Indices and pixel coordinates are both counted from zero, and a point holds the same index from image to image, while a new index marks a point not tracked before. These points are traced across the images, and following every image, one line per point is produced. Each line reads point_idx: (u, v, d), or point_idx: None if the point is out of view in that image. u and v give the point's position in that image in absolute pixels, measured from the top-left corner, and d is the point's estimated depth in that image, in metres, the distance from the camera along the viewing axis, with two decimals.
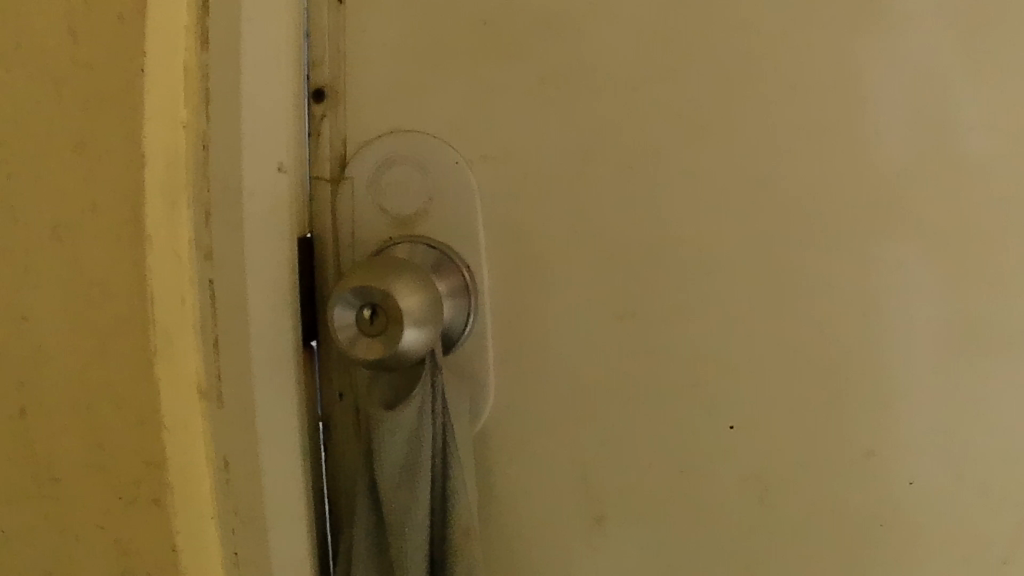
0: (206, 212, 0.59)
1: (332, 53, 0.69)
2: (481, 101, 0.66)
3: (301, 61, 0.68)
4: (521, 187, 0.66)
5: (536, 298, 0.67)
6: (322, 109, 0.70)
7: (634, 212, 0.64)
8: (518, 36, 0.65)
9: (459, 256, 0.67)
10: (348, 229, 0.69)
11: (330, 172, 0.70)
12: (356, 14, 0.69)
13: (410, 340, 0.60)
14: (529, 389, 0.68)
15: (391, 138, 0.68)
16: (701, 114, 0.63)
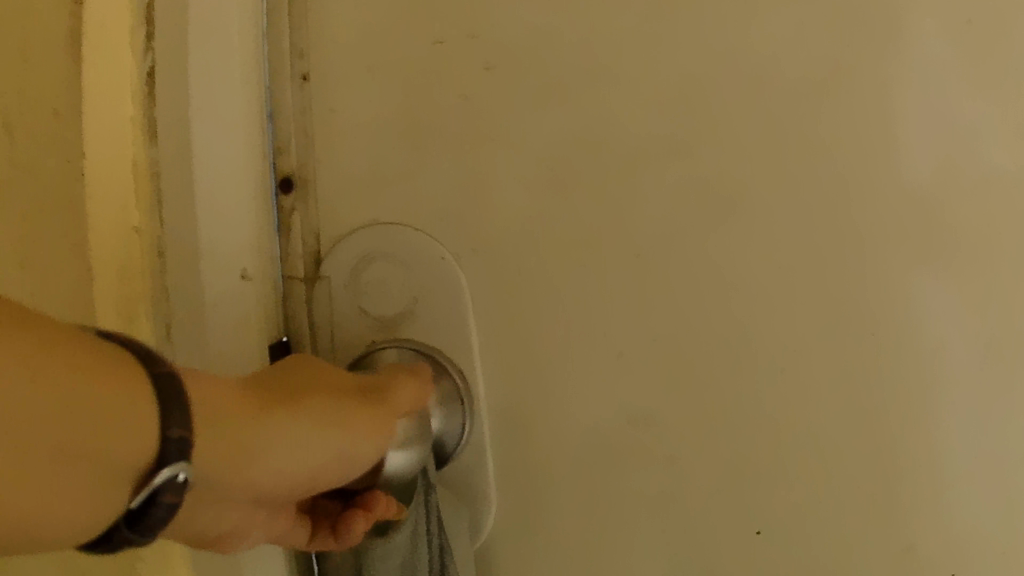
0: (167, 325, 0.51)
1: (299, 136, 0.61)
2: (467, 187, 0.60)
3: (265, 148, 0.60)
4: (517, 281, 0.60)
5: (541, 402, 0.60)
6: (290, 202, 0.62)
7: (647, 301, 0.58)
8: (510, 113, 0.59)
9: (452, 362, 0.61)
10: (325, 337, 0.62)
11: (304, 271, 0.62)
12: (323, 89, 0.61)
13: (398, 465, 0.52)
14: (539, 500, 0.61)
15: (369, 233, 0.61)
16: (716, 185, 0.56)
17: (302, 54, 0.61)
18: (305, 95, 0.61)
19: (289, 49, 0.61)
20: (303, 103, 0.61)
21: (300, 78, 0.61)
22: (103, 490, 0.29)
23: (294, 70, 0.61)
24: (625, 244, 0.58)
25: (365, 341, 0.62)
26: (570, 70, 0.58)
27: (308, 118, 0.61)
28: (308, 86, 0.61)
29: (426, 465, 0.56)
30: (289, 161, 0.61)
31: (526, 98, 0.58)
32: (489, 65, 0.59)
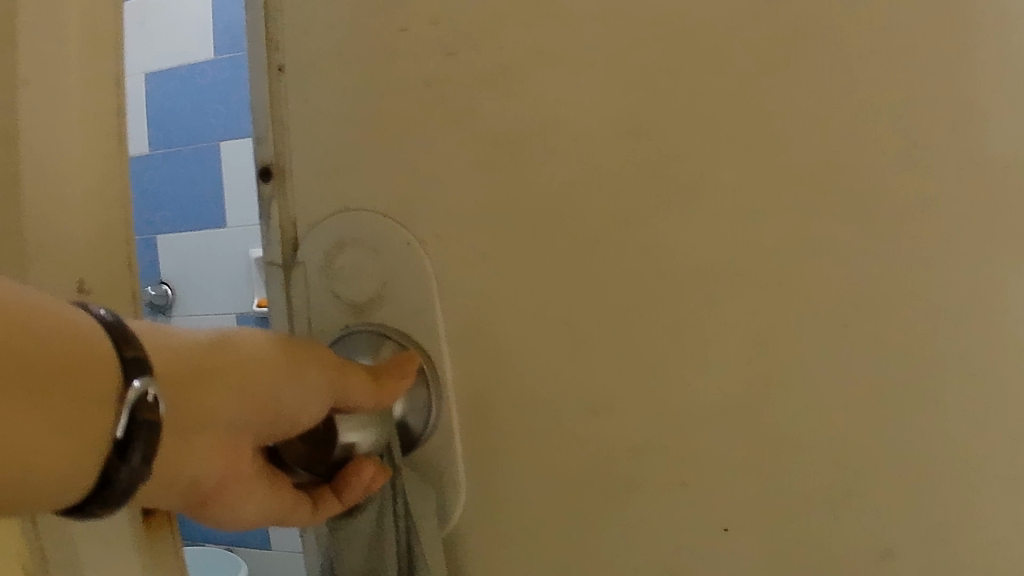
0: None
1: (269, 128, 0.69)
2: (436, 168, 0.64)
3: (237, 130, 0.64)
4: (485, 257, 0.63)
5: (501, 381, 0.64)
6: (270, 189, 0.70)
7: (602, 282, 0.60)
8: (470, 95, 0.62)
9: (414, 340, 0.66)
10: (300, 318, 0.70)
11: (282, 258, 0.70)
12: (292, 80, 0.68)
13: (355, 440, 0.61)
14: (506, 471, 0.65)
15: (337, 216, 0.67)
16: (670, 162, 0.57)
17: (275, 46, 0.68)
18: (276, 85, 0.68)
19: (263, 45, 0.68)
20: (274, 92, 0.68)
21: (275, 69, 0.68)
22: (99, 395, 0.40)
23: (269, 62, 0.68)
24: (541, 230, 0.61)
25: (338, 322, 0.69)
26: (522, 47, 0.60)
27: (285, 106, 0.68)
28: (281, 77, 0.68)
29: (389, 447, 0.64)
30: (266, 152, 0.69)
31: (474, 86, 0.62)
32: (450, 52, 0.62)
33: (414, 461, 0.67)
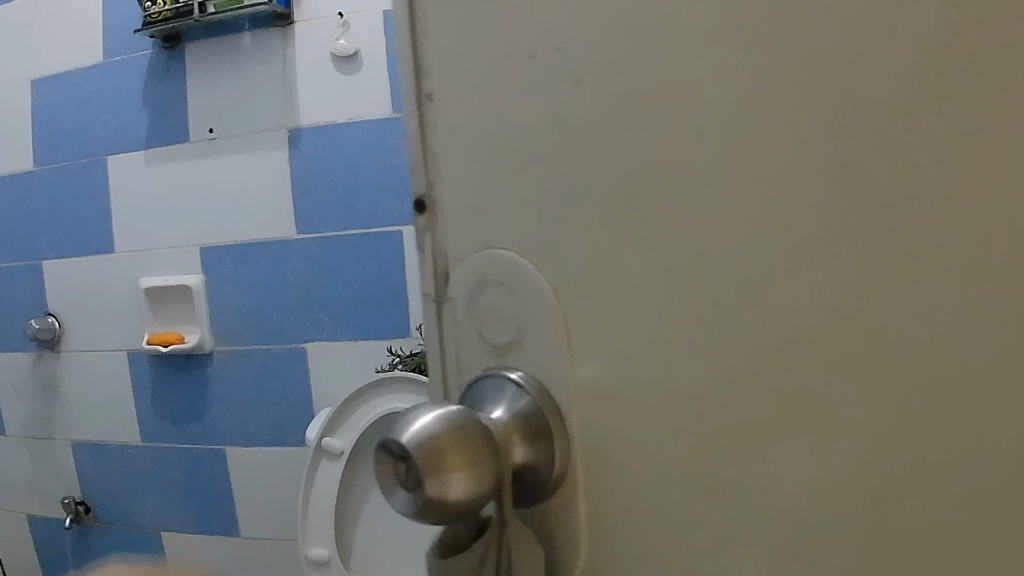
0: None
1: (421, 159, 0.69)
2: (560, 205, 0.59)
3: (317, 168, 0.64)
4: (606, 304, 0.58)
5: (616, 433, 0.59)
6: (424, 221, 0.71)
7: (727, 339, 0.52)
8: (590, 129, 0.57)
9: (546, 391, 0.63)
10: (453, 354, 0.72)
11: (435, 291, 0.72)
12: (435, 112, 0.67)
13: (456, 497, 0.51)
14: (619, 533, 0.60)
15: (477, 255, 0.67)
16: (805, 199, 0.48)
17: (422, 72, 0.67)
18: (427, 113, 0.68)
19: (412, 73, 0.68)
20: (425, 120, 0.68)
21: (425, 97, 0.68)
22: None
23: (421, 89, 0.68)
24: (653, 279, 0.55)
25: (482, 360, 0.69)
26: (641, 74, 0.54)
27: (434, 135, 0.68)
28: (429, 105, 0.68)
29: (501, 499, 0.56)
30: (419, 185, 0.70)
31: (593, 122, 0.56)
32: (573, 81, 0.57)
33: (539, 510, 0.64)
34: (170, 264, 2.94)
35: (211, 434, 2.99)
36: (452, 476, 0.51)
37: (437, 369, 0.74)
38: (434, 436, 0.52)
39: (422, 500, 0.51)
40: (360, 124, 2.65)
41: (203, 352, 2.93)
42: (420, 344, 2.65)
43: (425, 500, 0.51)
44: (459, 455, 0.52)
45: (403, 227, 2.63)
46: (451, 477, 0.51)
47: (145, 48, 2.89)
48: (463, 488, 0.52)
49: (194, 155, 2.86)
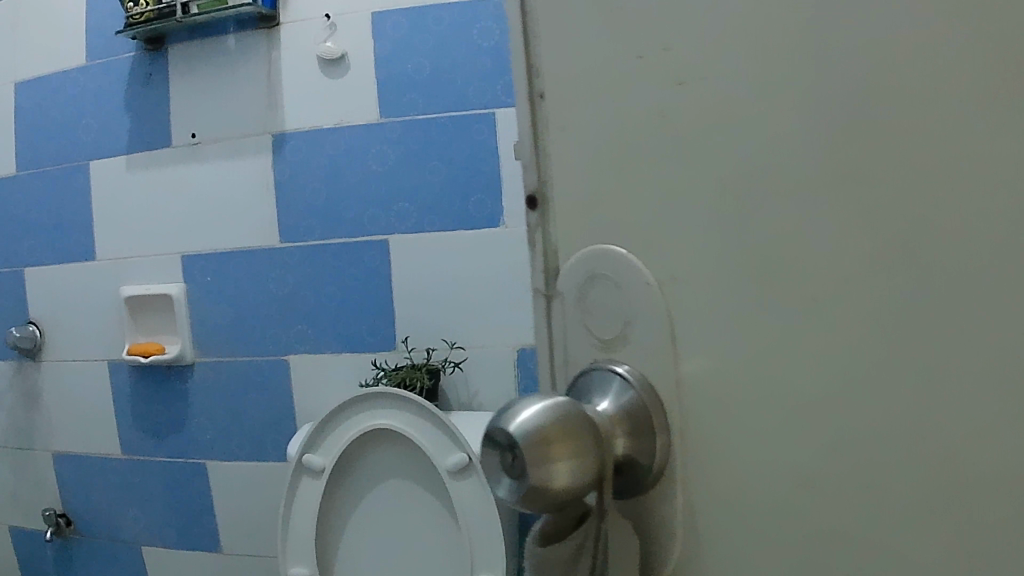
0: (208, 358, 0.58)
1: (533, 156, 0.76)
2: (668, 199, 0.65)
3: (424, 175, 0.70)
4: (712, 292, 0.63)
5: (720, 414, 0.63)
6: (536, 219, 0.78)
7: (833, 325, 0.55)
8: (696, 129, 0.62)
9: (649, 378, 0.69)
10: (562, 347, 0.77)
11: (543, 286, 0.78)
12: (545, 110, 0.74)
13: (560, 484, 0.59)
14: (724, 510, 0.64)
15: (586, 253, 0.73)
16: (911, 195, 0.50)
17: (536, 73, 0.74)
18: (540, 111, 0.75)
19: (527, 74, 0.75)
20: (537, 118, 0.75)
21: (538, 96, 0.75)
22: None
23: (534, 87, 0.75)
24: (756, 267, 0.59)
25: (588, 354, 0.75)
26: (750, 76, 0.58)
27: (548, 134, 0.74)
28: (542, 104, 0.75)
29: (599, 487, 0.64)
30: (532, 181, 0.77)
31: (701, 123, 0.61)
32: (679, 81, 0.62)
33: (643, 492, 0.70)
34: (152, 272, 2.90)
35: (192, 447, 2.94)
36: (557, 466, 0.59)
37: (544, 359, 0.80)
38: (543, 427, 0.60)
39: (531, 485, 0.59)
40: (343, 129, 2.60)
41: (183, 363, 2.88)
42: (406, 358, 2.60)
43: (534, 483, 0.59)
44: (561, 442, 0.60)
45: (388, 237, 2.57)
46: (553, 462, 0.59)
47: (128, 50, 2.89)
48: (565, 473, 0.59)
49: (178, 159, 2.84)
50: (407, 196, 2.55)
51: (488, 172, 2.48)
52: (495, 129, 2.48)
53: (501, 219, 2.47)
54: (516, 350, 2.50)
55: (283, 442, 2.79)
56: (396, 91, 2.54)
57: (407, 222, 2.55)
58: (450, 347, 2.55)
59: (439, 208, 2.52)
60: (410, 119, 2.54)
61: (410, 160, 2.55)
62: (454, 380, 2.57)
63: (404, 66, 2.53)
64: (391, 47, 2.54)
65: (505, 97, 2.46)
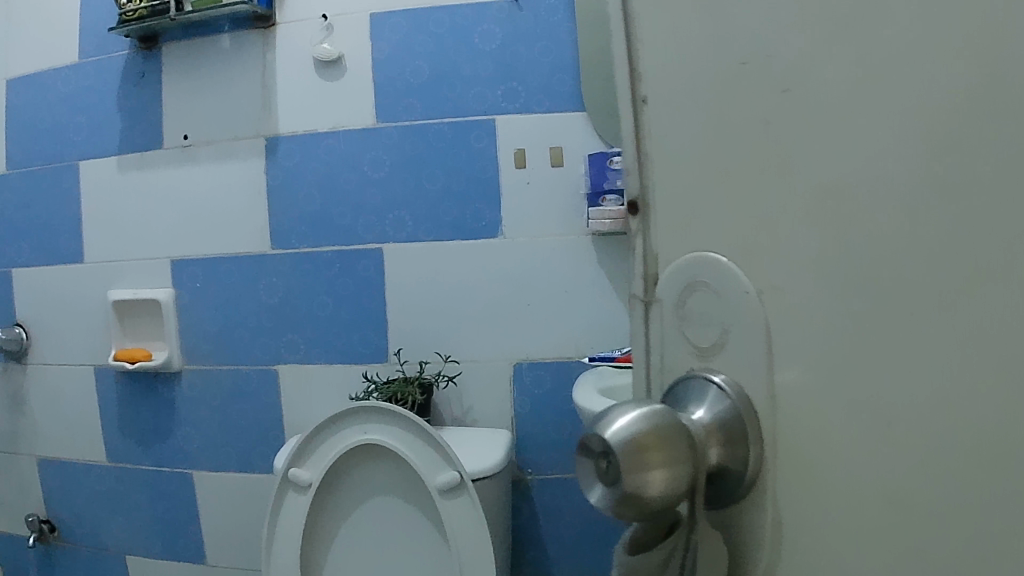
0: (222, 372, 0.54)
1: (634, 162, 0.72)
2: (767, 211, 0.59)
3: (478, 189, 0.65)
4: (808, 312, 0.56)
5: (814, 447, 0.57)
6: (636, 224, 0.74)
7: (935, 362, 0.47)
8: (798, 135, 0.55)
9: (743, 394, 0.63)
10: (658, 355, 0.74)
11: (640, 290, 0.76)
12: (646, 112, 0.70)
13: (654, 493, 0.55)
14: (813, 553, 0.57)
15: (685, 259, 0.68)
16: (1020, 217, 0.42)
17: (638, 76, 0.71)
18: (642, 114, 0.71)
19: (630, 76, 0.72)
20: (639, 120, 0.71)
21: (640, 99, 0.71)
22: None
23: (637, 92, 0.71)
24: (851, 289, 0.52)
25: (686, 362, 0.71)
26: (852, 78, 0.51)
27: (650, 137, 0.70)
28: (644, 106, 0.71)
29: (693, 496, 0.59)
30: (633, 187, 0.73)
31: (801, 128, 0.55)
32: (785, 89, 0.56)
33: (740, 513, 0.64)
34: (142, 277, 2.84)
35: (178, 456, 2.87)
36: (654, 474, 0.54)
37: (641, 364, 0.78)
38: (638, 431, 0.55)
39: (624, 495, 0.55)
40: (338, 133, 2.54)
41: (171, 370, 2.81)
42: (398, 371, 2.53)
43: (628, 492, 0.54)
44: (656, 449, 0.55)
45: (383, 245, 2.51)
46: (649, 467, 0.54)
47: (120, 48, 2.83)
48: (661, 482, 0.55)
49: (168, 162, 2.77)
50: (404, 203, 2.50)
51: (488, 181, 2.45)
52: (495, 136, 2.45)
53: (500, 228, 2.45)
54: (513, 364, 2.47)
55: (270, 454, 2.72)
56: (394, 96, 2.49)
57: (404, 231, 2.50)
58: (444, 360, 2.50)
59: (435, 217, 2.48)
60: (406, 124, 2.49)
61: (406, 166, 2.49)
62: (447, 394, 2.52)
63: (402, 71, 2.48)
64: (389, 50, 2.49)
65: (505, 103, 2.43)
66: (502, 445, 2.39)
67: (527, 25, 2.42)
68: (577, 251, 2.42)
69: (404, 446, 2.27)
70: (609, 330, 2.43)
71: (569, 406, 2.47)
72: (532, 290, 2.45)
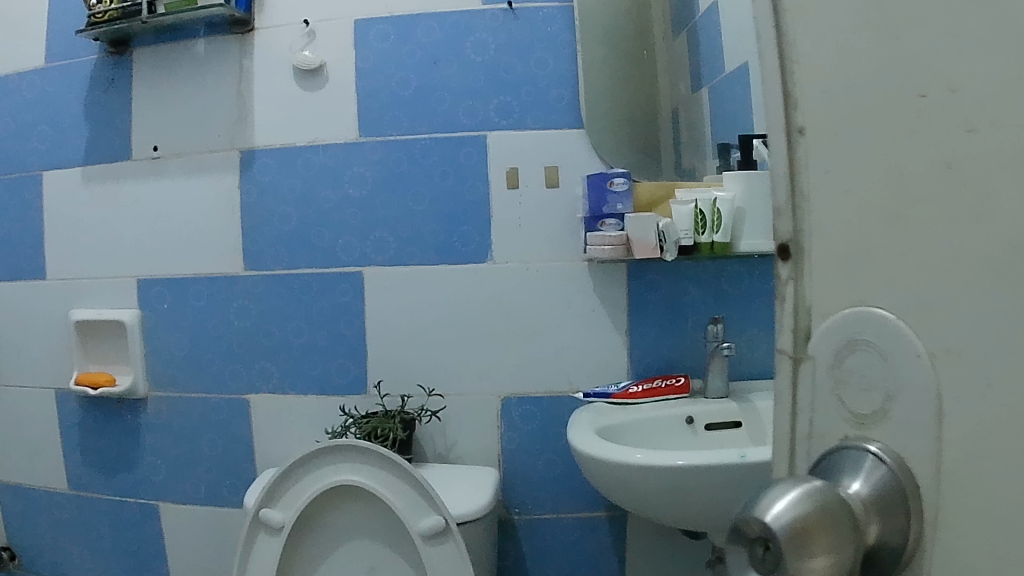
0: None
1: (787, 202, 0.64)
2: (942, 261, 0.54)
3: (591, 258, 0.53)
4: (1005, 379, 0.52)
5: (1003, 518, 0.53)
6: (788, 270, 0.65)
7: None
8: (988, 182, 0.51)
9: (907, 464, 0.57)
10: (806, 421, 0.65)
11: (791, 348, 0.66)
12: (806, 145, 0.62)
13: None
14: None
15: (849, 316, 0.61)
16: None
17: (794, 105, 0.62)
18: (797, 149, 0.62)
19: (784, 106, 0.63)
20: (794, 154, 0.63)
21: (797, 131, 0.62)
22: None
23: (792, 122, 0.62)
24: None
25: (840, 430, 0.62)
26: None
27: (806, 173, 0.62)
28: (801, 140, 0.62)
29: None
30: (785, 229, 0.64)
31: (999, 177, 0.51)
32: (969, 132, 0.52)
33: None
34: (105, 297, 2.65)
35: (143, 488, 2.68)
36: (814, 561, 0.50)
37: (783, 425, 0.68)
38: (797, 513, 0.51)
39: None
40: (317, 148, 2.37)
41: (135, 397, 2.62)
42: (377, 405, 2.35)
43: None
44: (819, 533, 0.50)
45: (362, 268, 2.34)
46: (809, 556, 0.50)
47: (89, 53, 2.65)
48: (823, 569, 0.50)
49: (138, 175, 2.60)
50: (385, 224, 2.33)
51: (478, 202, 2.29)
52: (486, 153, 2.28)
53: (489, 253, 2.29)
54: (501, 398, 2.30)
55: (240, 489, 2.54)
56: (379, 108, 2.32)
57: (385, 253, 2.33)
58: (428, 394, 2.32)
59: (421, 238, 2.31)
60: (391, 139, 2.32)
61: (391, 184, 2.33)
62: (428, 430, 2.33)
63: (389, 81, 2.32)
64: (375, 58, 2.33)
65: (497, 119, 2.28)
66: (488, 485, 2.21)
67: (523, 36, 2.27)
68: (572, 278, 2.28)
69: (382, 486, 2.09)
70: (604, 361, 2.29)
71: (562, 444, 2.30)
72: (523, 320, 2.29)
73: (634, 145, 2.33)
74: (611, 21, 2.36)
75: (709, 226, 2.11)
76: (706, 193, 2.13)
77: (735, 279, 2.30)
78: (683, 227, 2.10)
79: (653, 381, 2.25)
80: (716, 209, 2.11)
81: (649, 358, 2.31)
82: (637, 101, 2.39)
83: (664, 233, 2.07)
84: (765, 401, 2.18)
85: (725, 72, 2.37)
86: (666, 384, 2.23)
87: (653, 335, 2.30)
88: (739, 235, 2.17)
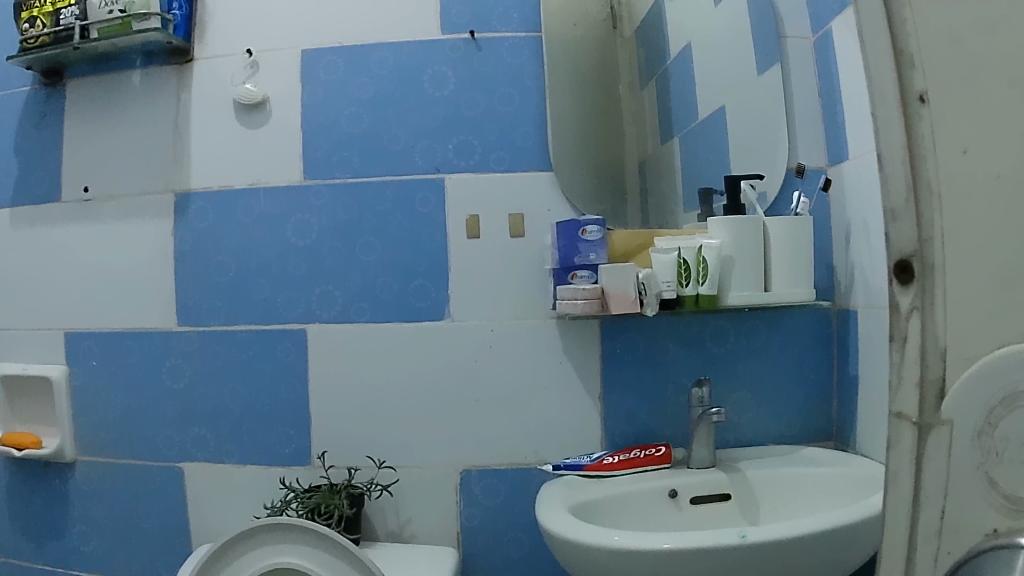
0: None
1: (908, 200, 0.57)
2: None
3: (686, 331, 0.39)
4: None
5: None
6: (910, 298, 0.58)
7: None
8: None
9: None
10: (939, 511, 0.59)
11: (914, 413, 0.60)
12: (931, 113, 0.56)
13: None
14: None
15: (1007, 367, 0.57)
16: None
17: (911, 66, 0.56)
18: (920, 122, 0.56)
19: (895, 72, 0.57)
20: (915, 134, 0.57)
21: (915, 100, 0.56)
22: None
23: (908, 90, 0.57)
24: None
25: (986, 522, 0.58)
26: None
27: (930, 159, 0.57)
28: (924, 111, 0.56)
29: None
30: (907, 240, 0.58)
31: None
32: None
33: None
34: (31, 350, 2.39)
35: (73, 557, 2.38)
36: None
37: (898, 523, 0.61)
38: None
39: None
40: (259, 191, 2.15)
41: (63, 461, 2.36)
42: (321, 478, 2.11)
43: None
44: None
45: (306, 325, 2.12)
46: None
47: (22, 84, 2.40)
48: None
49: (67, 219, 2.36)
50: (334, 276, 2.11)
51: (435, 253, 2.07)
52: (442, 198, 2.07)
53: (445, 310, 2.07)
54: (458, 471, 2.07)
55: (175, 564, 2.26)
56: (326, 146, 2.11)
57: (331, 309, 2.10)
58: (378, 466, 2.08)
59: (370, 293, 2.09)
60: (341, 181, 2.10)
61: (338, 233, 2.10)
62: (379, 506, 2.09)
63: (338, 116, 2.10)
64: (324, 92, 2.11)
65: (455, 159, 2.06)
66: (445, 563, 1.95)
67: (487, 70, 2.07)
68: (540, 337, 2.06)
69: None
70: (575, 431, 2.05)
71: (530, 518, 2.06)
72: (485, 383, 2.06)
73: (605, 191, 2.09)
74: (584, 58, 2.15)
75: (693, 278, 1.89)
76: (690, 242, 1.91)
77: (719, 336, 2.09)
78: (665, 278, 1.87)
79: (630, 452, 2.00)
80: (702, 259, 1.88)
81: (627, 424, 2.07)
82: (606, 143, 2.14)
83: (645, 283, 1.82)
84: (756, 471, 1.95)
85: (700, 116, 2.20)
86: (646, 454, 1.99)
87: (630, 400, 2.06)
88: (723, 288, 1.93)
